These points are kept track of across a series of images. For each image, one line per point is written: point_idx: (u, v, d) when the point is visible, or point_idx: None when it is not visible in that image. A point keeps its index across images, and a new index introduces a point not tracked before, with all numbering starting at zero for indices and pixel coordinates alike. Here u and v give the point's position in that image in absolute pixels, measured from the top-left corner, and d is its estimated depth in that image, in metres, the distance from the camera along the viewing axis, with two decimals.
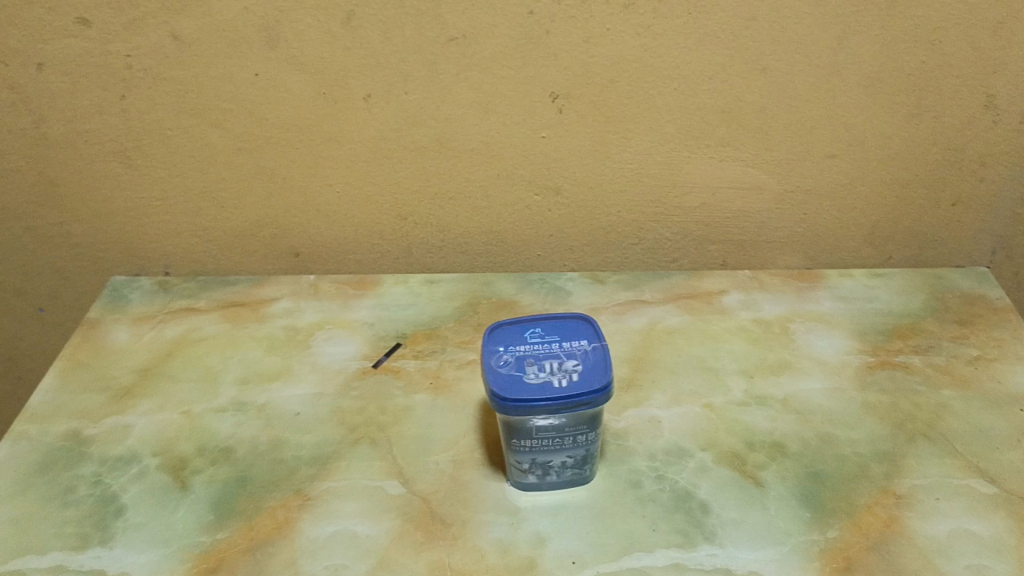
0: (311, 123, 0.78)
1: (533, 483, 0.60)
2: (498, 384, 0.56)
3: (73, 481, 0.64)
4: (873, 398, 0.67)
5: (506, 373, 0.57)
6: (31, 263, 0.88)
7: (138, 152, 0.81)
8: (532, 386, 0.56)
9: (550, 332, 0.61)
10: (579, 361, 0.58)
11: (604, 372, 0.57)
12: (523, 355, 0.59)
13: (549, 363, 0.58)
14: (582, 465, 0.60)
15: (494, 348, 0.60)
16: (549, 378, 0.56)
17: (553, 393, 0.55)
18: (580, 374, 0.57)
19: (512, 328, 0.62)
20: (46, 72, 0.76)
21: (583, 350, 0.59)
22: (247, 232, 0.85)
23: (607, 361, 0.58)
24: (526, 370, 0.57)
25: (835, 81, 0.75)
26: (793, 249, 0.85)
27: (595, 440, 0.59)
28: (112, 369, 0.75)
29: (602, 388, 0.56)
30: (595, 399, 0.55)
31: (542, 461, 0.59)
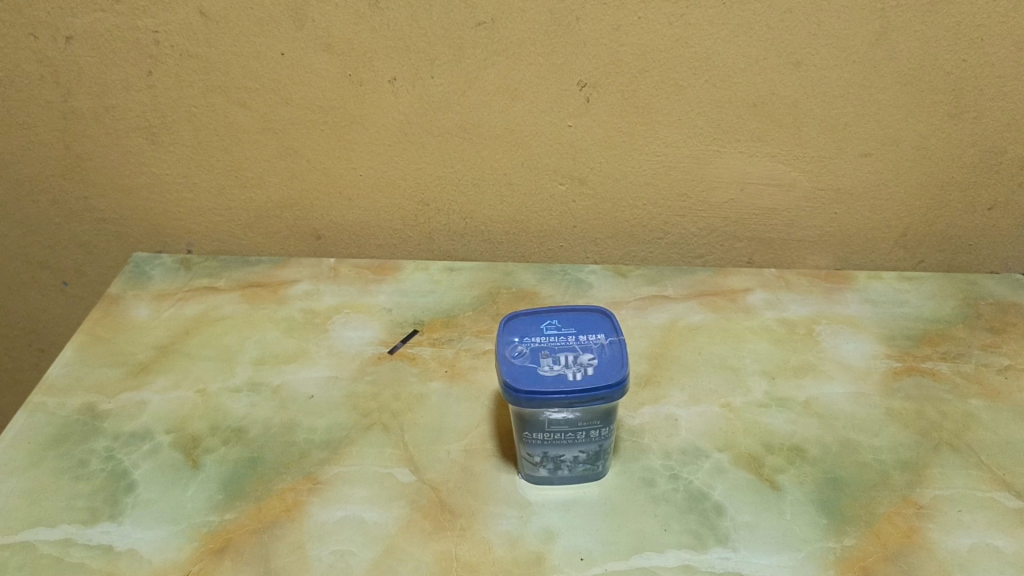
0: (336, 104, 0.77)
1: (544, 477, 0.59)
2: (512, 375, 0.55)
3: (86, 454, 0.64)
4: (898, 404, 0.65)
5: (520, 364, 0.56)
6: (56, 236, 0.89)
7: (163, 129, 0.80)
8: (546, 378, 0.55)
9: (567, 325, 0.60)
10: (595, 355, 0.57)
11: (620, 367, 0.56)
12: (539, 347, 0.58)
13: (564, 355, 0.57)
14: (594, 461, 0.59)
15: (509, 338, 0.59)
16: (564, 371, 0.55)
17: (568, 387, 0.54)
18: (596, 368, 0.56)
19: (528, 319, 0.61)
20: (75, 46, 0.76)
21: (599, 344, 0.58)
22: (270, 213, 0.85)
23: (624, 356, 0.57)
24: (541, 362, 0.56)
25: (873, 78, 0.73)
26: (823, 249, 0.83)
27: (609, 436, 0.58)
28: (131, 344, 0.75)
29: (618, 384, 0.54)
30: (610, 395, 0.54)
31: (553, 455, 0.58)
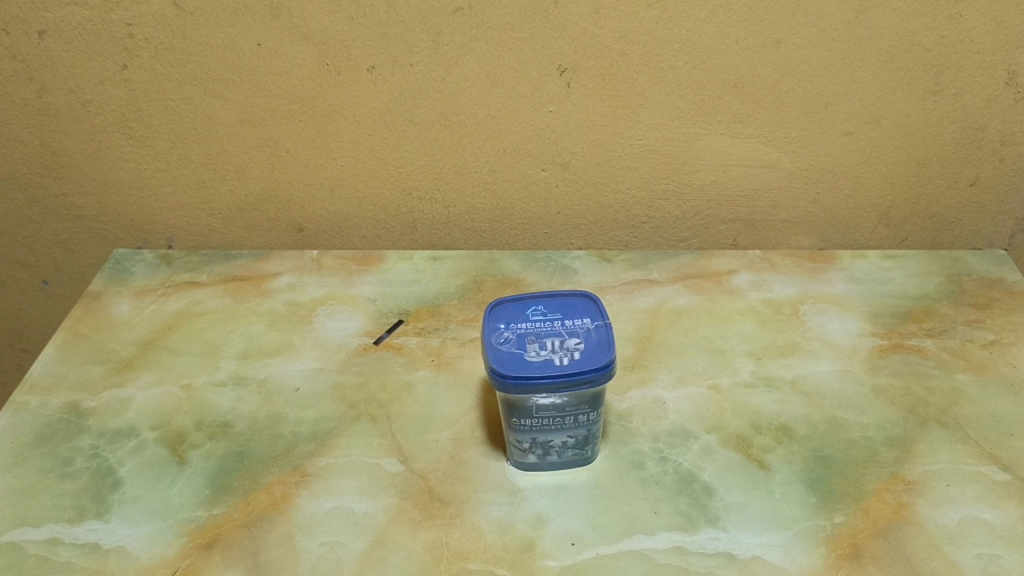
0: (315, 95, 0.77)
1: (533, 463, 0.59)
2: (498, 361, 0.55)
3: (71, 453, 0.63)
4: (884, 382, 0.65)
5: (507, 350, 0.56)
6: (34, 235, 0.88)
7: (140, 123, 0.80)
8: (533, 364, 0.55)
9: (553, 310, 0.60)
10: (582, 339, 0.57)
11: (607, 350, 0.55)
12: (525, 333, 0.57)
13: (551, 341, 0.57)
14: (582, 446, 0.59)
15: (495, 325, 0.58)
16: (550, 357, 0.55)
17: (555, 373, 0.54)
18: (582, 353, 0.55)
19: (514, 304, 0.61)
20: (48, 40, 0.75)
21: (586, 329, 0.57)
22: (251, 206, 0.84)
23: (610, 340, 0.56)
24: (527, 348, 0.56)
25: (852, 56, 0.72)
26: (807, 229, 0.83)
27: (597, 421, 0.58)
28: (113, 341, 0.75)
29: (605, 368, 0.54)
30: (597, 378, 0.54)
31: (542, 441, 0.58)
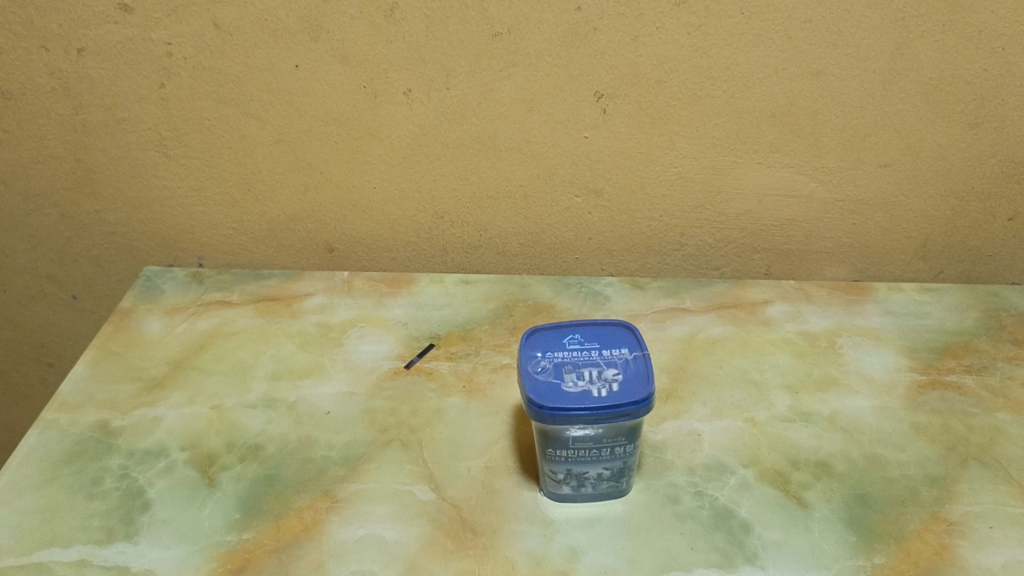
0: (351, 117, 0.77)
1: (567, 494, 0.58)
2: (535, 391, 0.54)
3: (100, 472, 0.63)
4: (924, 418, 0.64)
5: (544, 380, 0.55)
6: (65, 250, 0.88)
7: (175, 141, 0.80)
8: (570, 395, 0.54)
9: (590, 339, 0.59)
10: (620, 370, 0.56)
11: (646, 382, 0.55)
12: (562, 363, 0.57)
13: (588, 371, 0.56)
14: (618, 478, 0.58)
15: (531, 353, 0.58)
16: (588, 387, 0.55)
17: (593, 405, 0.53)
18: (621, 384, 0.55)
19: (551, 331, 0.60)
20: (86, 58, 0.75)
21: (624, 359, 0.57)
22: (282, 226, 0.84)
23: (649, 371, 0.56)
24: (565, 378, 0.55)
25: (892, 88, 0.72)
26: (841, 260, 0.82)
27: (633, 453, 0.57)
28: (143, 360, 0.74)
29: (644, 401, 0.53)
30: (636, 411, 0.53)
31: (577, 473, 0.57)
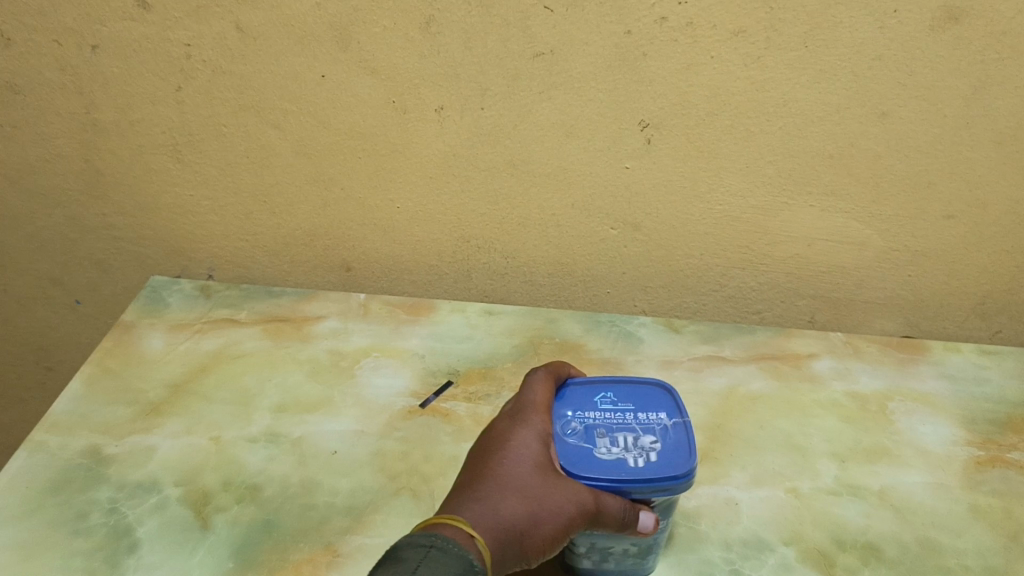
0: (377, 132, 0.72)
1: (586, 568, 0.53)
2: (564, 456, 0.50)
3: (87, 506, 0.59)
4: (983, 500, 0.59)
5: (574, 444, 0.51)
6: (71, 253, 0.85)
7: (190, 148, 0.76)
8: (603, 463, 0.49)
9: (625, 399, 0.54)
10: (658, 439, 0.50)
11: (687, 454, 0.49)
12: (594, 425, 0.52)
13: (623, 437, 0.51)
14: (643, 555, 0.52)
15: (561, 414, 0.53)
16: (623, 454, 0.49)
17: (627, 476, 0.48)
18: (659, 455, 0.49)
19: (583, 390, 0.55)
20: (100, 55, 0.71)
21: (663, 426, 0.51)
22: (299, 241, 0.80)
23: (691, 441, 0.50)
24: (597, 442, 0.51)
25: (963, 134, 0.66)
26: (892, 313, 0.77)
27: (662, 531, 0.51)
28: (142, 380, 0.70)
29: (687, 473, 0.48)
30: (676, 486, 0.48)
31: (600, 547, 0.52)
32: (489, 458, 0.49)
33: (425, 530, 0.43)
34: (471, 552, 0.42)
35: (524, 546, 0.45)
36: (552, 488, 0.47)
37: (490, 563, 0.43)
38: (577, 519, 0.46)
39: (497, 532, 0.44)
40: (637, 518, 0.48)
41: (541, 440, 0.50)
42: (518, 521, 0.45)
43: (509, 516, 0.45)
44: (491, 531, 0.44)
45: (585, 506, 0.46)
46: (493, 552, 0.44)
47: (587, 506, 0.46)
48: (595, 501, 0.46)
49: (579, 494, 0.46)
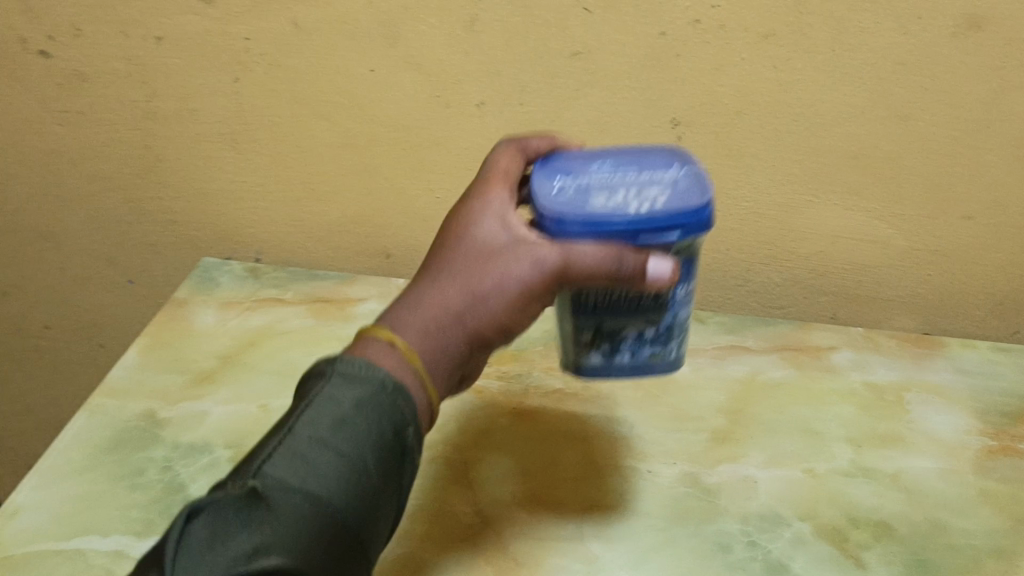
0: (420, 125, 0.76)
1: (597, 369, 0.53)
2: (554, 218, 0.48)
3: (143, 463, 0.63)
4: (992, 486, 0.61)
5: (566, 198, 0.49)
6: (126, 235, 0.89)
7: (244, 136, 0.80)
8: (603, 207, 0.47)
9: (618, 155, 0.53)
10: (663, 185, 0.49)
11: (697, 194, 0.48)
12: (585, 177, 0.50)
13: (623, 187, 0.49)
14: (662, 344, 0.52)
15: (548, 177, 0.51)
16: (622, 200, 0.48)
17: (630, 214, 0.46)
18: (664, 197, 0.48)
19: (569, 155, 0.54)
20: (164, 47, 0.76)
21: (666, 176, 0.50)
22: (343, 228, 0.84)
23: (699, 184, 0.49)
24: (593, 195, 0.49)
25: (982, 138, 0.69)
26: (911, 311, 0.79)
27: (683, 310, 0.51)
28: (194, 352, 0.74)
29: (692, 212, 0.47)
30: (687, 225, 0.47)
31: (609, 332, 0.51)
32: (440, 253, 0.52)
33: (353, 347, 0.48)
34: (394, 361, 0.47)
35: (469, 329, 0.49)
36: (498, 265, 0.49)
37: (419, 367, 0.47)
38: (535, 278, 0.48)
39: (427, 334, 0.48)
40: (645, 267, 0.46)
41: (499, 229, 0.50)
42: (454, 326, 0.49)
43: (447, 305, 0.49)
44: (423, 336, 0.48)
45: (536, 267, 0.47)
46: (427, 342, 0.48)
47: (539, 269, 0.47)
48: (553, 258, 0.47)
49: (531, 258, 0.48)
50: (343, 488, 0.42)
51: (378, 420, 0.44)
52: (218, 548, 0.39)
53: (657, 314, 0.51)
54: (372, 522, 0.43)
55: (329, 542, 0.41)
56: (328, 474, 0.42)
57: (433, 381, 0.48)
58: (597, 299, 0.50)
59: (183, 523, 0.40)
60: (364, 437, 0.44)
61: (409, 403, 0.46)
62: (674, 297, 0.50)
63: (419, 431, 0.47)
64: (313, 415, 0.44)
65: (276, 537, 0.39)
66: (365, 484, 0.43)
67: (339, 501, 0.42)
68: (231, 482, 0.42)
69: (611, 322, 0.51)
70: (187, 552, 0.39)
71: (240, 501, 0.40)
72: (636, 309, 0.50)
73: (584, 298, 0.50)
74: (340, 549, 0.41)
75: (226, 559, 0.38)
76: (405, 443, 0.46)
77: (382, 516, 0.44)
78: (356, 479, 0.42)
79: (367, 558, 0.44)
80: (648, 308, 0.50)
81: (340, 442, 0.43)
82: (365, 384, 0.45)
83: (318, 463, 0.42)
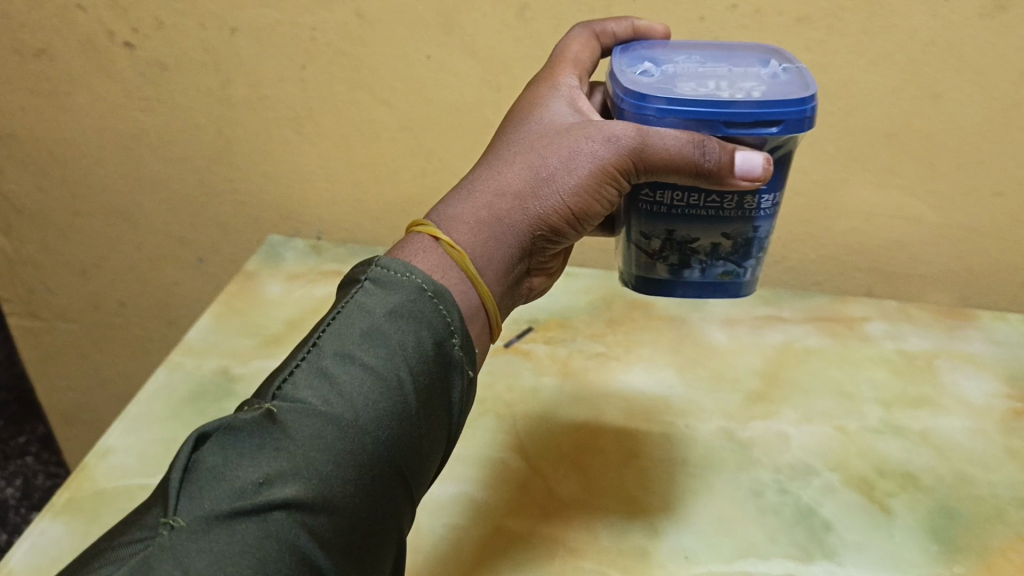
0: (474, 108, 0.81)
1: (665, 280, 0.55)
2: (639, 96, 0.50)
3: (219, 413, 0.69)
4: (1017, 444, 0.64)
5: (656, 83, 0.51)
6: (198, 215, 0.96)
7: (309, 121, 0.86)
8: (693, 93, 0.49)
9: (710, 61, 0.55)
10: (760, 84, 0.51)
11: (799, 90, 0.49)
12: (676, 74, 0.53)
13: (716, 82, 0.51)
14: (738, 259, 0.54)
15: (639, 69, 0.54)
16: (716, 90, 0.50)
17: (724, 97, 0.48)
18: (761, 91, 0.49)
19: (657, 56, 0.57)
20: (238, 37, 0.81)
21: (763, 77, 0.52)
22: (400, 208, 0.91)
23: (798, 84, 0.50)
24: (683, 84, 0.51)
25: (1013, 117, 0.71)
26: (944, 286, 0.83)
27: (767, 225, 0.53)
28: (264, 317, 0.82)
29: (792, 102, 0.48)
30: (784, 118, 0.48)
31: (680, 241, 0.54)
32: (508, 143, 0.55)
33: (397, 249, 0.50)
34: (438, 258, 0.49)
35: (536, 211, 0.52)
36: (569, 149, 0.52)
37: (467, 266, 0.49)
38: (607, 159, 0.50)
39: (488, 221, 0.51)
40: (733, 158, 0.48)
41: (572, 118, 0.55)
42: (515, 211, 0.52)
43: (513, 184, 0.52)
44: (478, 228, 0.51)
45: (610, 145, 0.50)
46: (492, 215, 0.51)
47: (613, 147, 0.50)
48: (627, 136, 0.49)
49: (605, 136, 0.50)
50: (368, 407, 0.41)
51: (411, 332, 0.44)
52: (226, 477, 0.37)
53: (736, 226, 0.52)
54: (408, 445, 0.42)
55: (351, 465, 0.39)
56: (362, 396, 0.41)
57: (487, 271, 0.50)
58: (674, 198, 0.52)
59: (191, 451, 0.39)
60: (393, 351, 0.43)
61: (451, 315, 0.47)
62: (758, 208, 0.52)
63: (466, 343, 0.47)
64: (340, 331, 0.44)
65: (288, 464, 0.38)
66: (395, 403, 0.42)
67: (361, 421, 0.40)
68: (249, 406, 0.42)
69: (689, 227, 0.53)
70: (195, 482, 0.37)
71: (252, 426, 0.40)
72: (716, 217, 0.52)
73: (661, 196, 0.52)
74: (365, 473, 0.40)
75: (233, 490, 0.37)
76: (444, 352, 0.46)
77: (418, 438, 0.43)
78: (383, 396, 0.42)
79: (404, 483, 0.42)
80: (730, 216, 0.52)
81: (366, 358, 0.43)
82: (400, 289, 0.46)
83: (342, 382, 0.42)
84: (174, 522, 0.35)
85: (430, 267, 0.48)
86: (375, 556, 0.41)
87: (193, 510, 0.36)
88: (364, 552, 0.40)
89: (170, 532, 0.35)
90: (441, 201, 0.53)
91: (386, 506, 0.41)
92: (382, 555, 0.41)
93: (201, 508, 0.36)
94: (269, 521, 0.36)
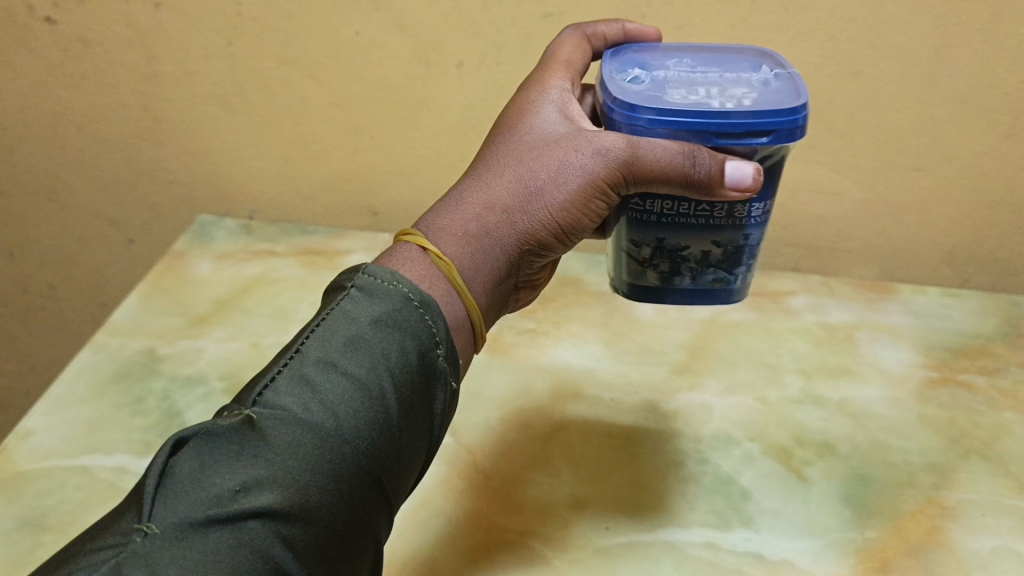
0: (404, 85, 0.81)
1: (656, 288, 0.56)
2: (628, 106, 0.50)
3: (143, 393, 0.69)
4: (931, 411, 0.67)
5: (646, 91, 0.52)
6: (126, 195, 0.94)
7: (238, 98, 0.84)
8: (683, 102, 0.49)
9: (701, 66, 0.56)
10: (753, 92, 0.50)
11: (793, 99, 0.49)
12: (666, 81, 0.53)
13: (707, 90, 0.51)
14: (728, 268, 0.54)
15: (628, 74, 0.54)
16: (706, 99, 0.50)
17: (714, 108, 0.48)
18: (753, 100, 0.49)
19: (648, 62, 0.57)
20: (163, 12, 0.79)
21: (757, 86, 0.52)
22: (333, 186, 0.90)
23: (790, 93, 0.50)
24: (674, 92, 0.51)
25: (929, 93, 0.72)
26: (867, 262, 0.85)
27: (757, 233, 0.53)
28: (193, 296, 0.82)
29: (784, 112, 0.48)
30: (777, 128, 0.48)
31: (670, 249, 0.54)
32: (497, 154, 0.55)
33: (385, 257, 0.51)
34: (425, 269, 0.49)
35: (524, 227, 0.52)
36: (559, 161, 0.52)
37: (453, 277, 0.49)
38: (596, 172, 0.50)
39: (475, 236, 0.51)
40: (723, 168, 0.48)
41: (561, 127, 0.55)
42: (503, 224, 0.52)
43: (502, 198, 0.52)
44: (466, 241, 0.51)
45: (598, 158, 0.50)
46: (482, 229, 0.52)
47: (603, 160, 0.50)
48: (620, 148, 0.49)
49: (595, 149, 0.50)
50: (349, 418, 0.41)
51: (395, 342, 0.44)
52: (203, 483, 0.37)
53: (728, 234, 0.53)
54: (389, 456, 0.42)
55: (330, 476, 0.39)
56: (347, 407, 0.41)
57: (474, 283, 0.50)
58: (664, 207, 0.52)
59: (168, 455, 0.38)
60: (376, 360, 0.43)
61: (436, 326, 0.46)
62: (749, 217, 0.52)
63: (450, 355, 0.47)
64: (324, 337, 0.44)
65: (267, 471, 0.38)
66: (377, 414, 0.42)
67: (341, 431, 0.40)
68: (230, 411, 0.42)
69: (680, 235, 0.53)
70: (170, 487, 0.37)
71: (232, 432, 0.39)
72: (706, 225, 0.52)
73: (651, 205, 0.52)
74: (343, 483, 0.39)
75: (209, 497, 0.36)
76: (427, 361, 0.46)
77: (398, 447, 0.43)
78: (364, 404, 0.41)
79: (383, 493, 0.42)
80: (721, 224, 0.52)
81: (350, 367, 0.42)
82: (386, 298, 0.45)
83: (327, 391, 0.41)
84: (148, 528, 0.35)
85: (417, 277, 0.48)
86: (353, 569, 0.40)
87: (168, 516, 0.36)
88: (343, 561, 0.39)
89: (144, 538, 0.35)
90: (429, 212, 0.54)
91: (366, 517, 0.41)
92: (360, 565, 0.41)
93: (176, 514, 0.36)
94: (243, 530, 0.36)
